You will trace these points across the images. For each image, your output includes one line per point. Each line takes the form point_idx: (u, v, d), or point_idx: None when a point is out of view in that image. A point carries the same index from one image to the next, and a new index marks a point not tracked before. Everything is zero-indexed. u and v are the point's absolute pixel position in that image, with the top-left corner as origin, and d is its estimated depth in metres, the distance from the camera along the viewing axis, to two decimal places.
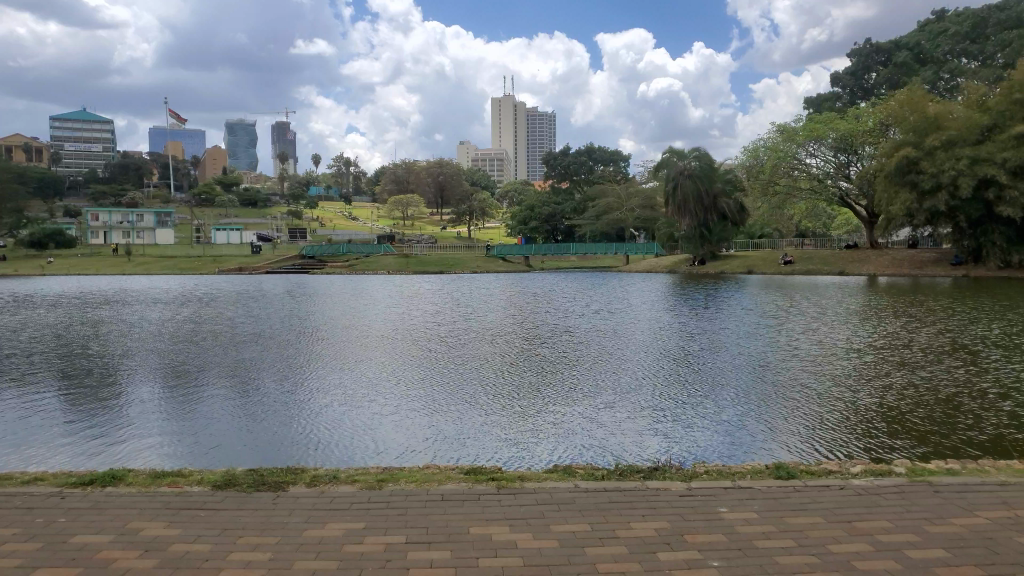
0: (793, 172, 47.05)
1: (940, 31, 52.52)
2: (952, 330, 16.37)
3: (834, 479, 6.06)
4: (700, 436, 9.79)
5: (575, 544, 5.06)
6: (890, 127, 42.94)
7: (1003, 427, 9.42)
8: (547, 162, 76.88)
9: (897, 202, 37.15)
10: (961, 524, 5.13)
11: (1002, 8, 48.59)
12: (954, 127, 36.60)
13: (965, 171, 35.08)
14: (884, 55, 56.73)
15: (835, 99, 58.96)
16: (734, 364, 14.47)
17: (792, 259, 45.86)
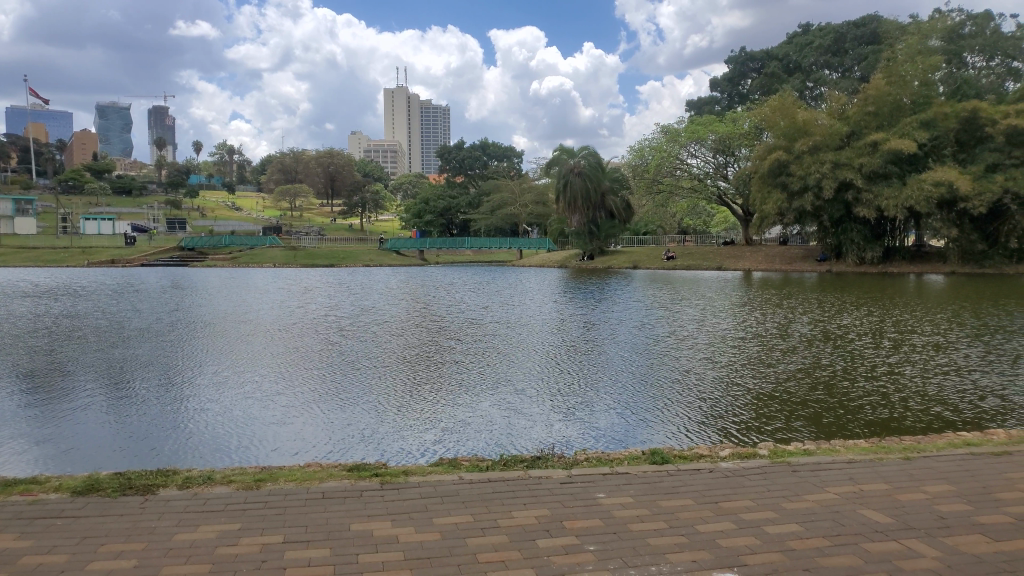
0: (676, 172, 48.83)
1: (805, 43, 55.10)
2: (826, 321, 17.62)
3: (704, 463, 6.40)
4: (597, 424, 10.07)
5: (457, 536, 5.10)
6: (763, 132, 45.64)
7: (878, 406, 10.23)
8: (441, 156, 75.58)
9: (770, 201, 39.92)
10: (814, 500, 5.57)
11: (859, 25, 52.65)
12: (819, 134, 39.29)
13: (828, 174, 37.79)
14: (758, 63, 60.15)
15: (714, 103, 61.85)
16: (628, 354, 14.96)
17: (675, 254, 47.86)
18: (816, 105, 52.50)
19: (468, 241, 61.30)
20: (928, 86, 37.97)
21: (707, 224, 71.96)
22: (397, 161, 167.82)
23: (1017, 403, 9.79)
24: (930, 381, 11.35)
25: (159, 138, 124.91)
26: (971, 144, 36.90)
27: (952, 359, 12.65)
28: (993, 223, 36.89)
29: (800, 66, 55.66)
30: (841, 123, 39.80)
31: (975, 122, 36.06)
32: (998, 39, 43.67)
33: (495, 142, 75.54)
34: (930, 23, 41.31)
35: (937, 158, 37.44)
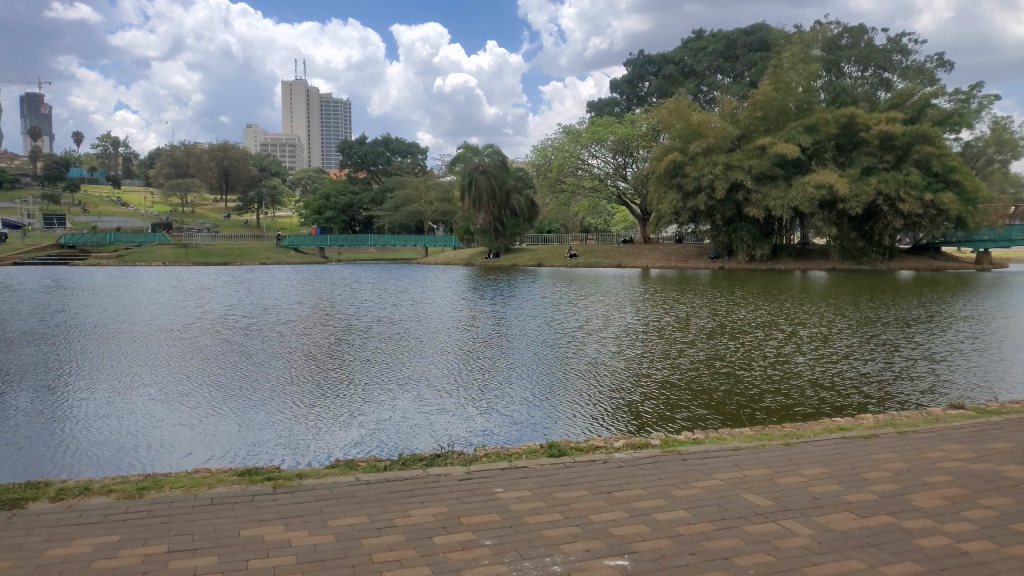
0: (578, 171, 49.80)
1: (699, 48, 57.17)
2: (724, 314, 18.41)
3: (599, 454, 6.56)
4: (509, 417, 10.16)
5: (352, 537, 5.02)
6: (660, 133, 47.57)
7: (778, 393, 10.81)
8: (341, 150, 73.75)
9: (666, 201, 41.07)
10: (701, 486, 5.82)
11: (748, 33, 55.17)
12: (712, 136, 40.97)
13: (720, 175, 39.54)
14: (655, 66, 60.86)
15: (614, 105, 62.78)
16: (537, 349, 15.14)
17: (577, 253, 48.71)
18: (710, 109, 54.53)
19: (372, 238, 60.11)
20: (810, 93, 40.51)
21: (608, 222, 73.56)
22: (297, 156, 162.55)
23: (897, 387, 10.54)
24: (821, 368, 12.08)
25: (32, 128, 116.29)
26: (849, 148, 39.83)
27: (841, 348, 13.52)
28: (869, 223, 40.06)
29: (695, 70, 57.68)
30: (732, 126, 41.68)
31: (853, 128, 39.06)
32: (871, 51, 47.53)
33: (399, 138, 74.89)
34: (811, 33, 43.54)
35: (819, 160, 39.98)
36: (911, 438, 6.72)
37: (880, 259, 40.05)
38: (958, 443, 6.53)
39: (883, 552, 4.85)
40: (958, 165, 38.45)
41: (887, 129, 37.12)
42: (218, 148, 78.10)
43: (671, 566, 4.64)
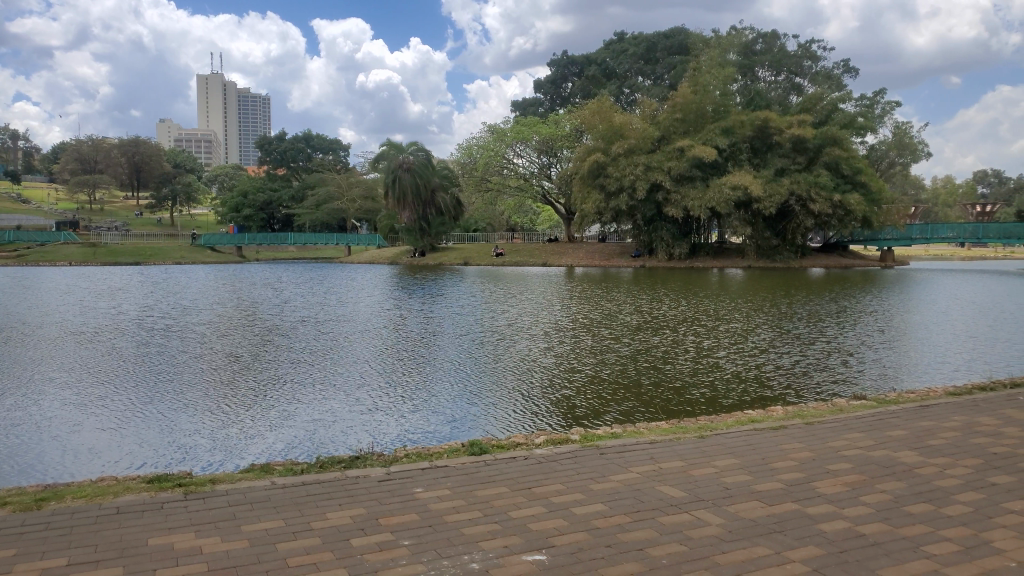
0: (503, 171, 50.07)
1: (621, 50, 57.99)
2: (648, 311, 18.85)
3: (519, 451, 6.62)
4: (439, 415, 10.18)
5: (266, 542, 4.92)
6: (583, 134, 48.47)
7: (704, 385, 11.14)
8: (261, 146, 71.57)
9: (589, 201, 41.78)
10: (618, 480, 5.94)
11: (668, 36, 56.57)
12: (633, 136, 41.81)
13: (641, 176, 40.43)
14: (577, 67, 61.72)
15: (537, 105, 63.03)
16: (465, 346, 15.19)
17: (503, 252, 48.89)
18: (632, 110, 55.45)
19: (292, 237, 58.69)
20: (727, 97, 42.21)
21: (533, 221, 74.03)
22: (214, 151, 156.73)
23: (812, 378, 11.04)
24: (741, 361, 12.55)
25: None
26: (763, 151, 41.49)
27: (760, 341, 14.06)
28: (782, 222, 41.77)
29: (616, 72, 58.46)
30: (653, 127, 42.62)
31: (766, 131, 40.91)
32: (783, 56, 49.43)
33: (320, 134, 73.25)
34: (727, 39, 45.00)
35: (735, 162, 41.32)
36: (817, 428, 7.05)
37: (792, 257, 41.79)
38: (860, 431, 6.89)
39: (787, 537, 5.07)
40: (864, 167, 40.24)
41: (799, 133, 39.13)
42: (128, 143, 74.26)
43: (588, 559, 4.72)
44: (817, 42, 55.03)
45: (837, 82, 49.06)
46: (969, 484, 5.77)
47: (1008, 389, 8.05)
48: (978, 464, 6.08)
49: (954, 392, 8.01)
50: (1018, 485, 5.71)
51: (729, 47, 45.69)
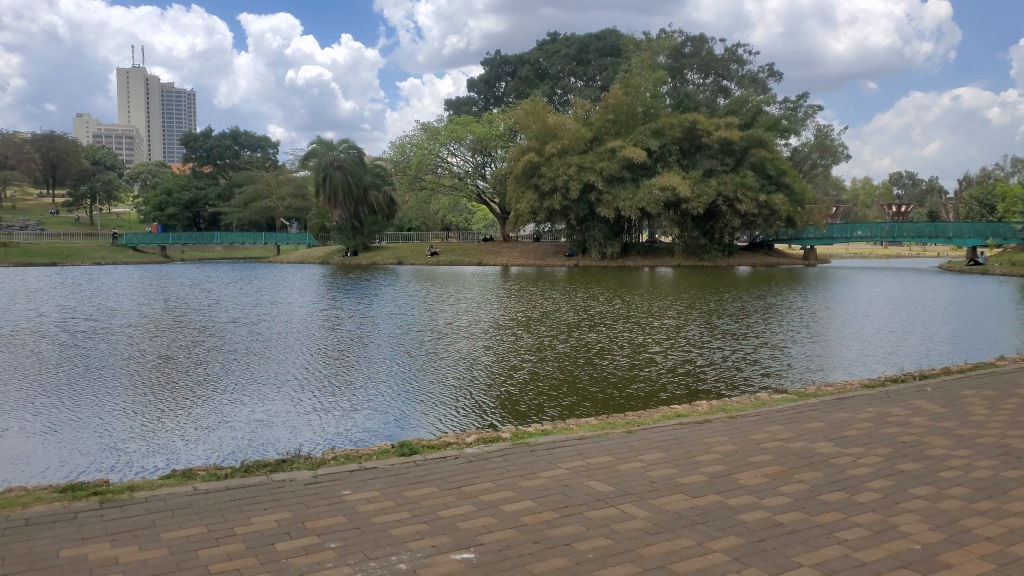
0: (438, 169, 49.88)
1: (553, 51, 58.36)
2: (586, 309, 19.12)
3: (450, 450, 6.62)
4: (382, 413, 10.12)
5: (187, 549, 4.78)
6: (517, 134, 48.69)
7: (642, 379, 11.39)
8: (185, 143, 69.39)
9: (523, 201, 42.00)
10: (547, 477, 6.01)
11: (600, 38, 57.11)
12: (567, 137, 42.22)
13: (574, 176, 40.87)
14: (511, 67, 61.63)
15: (472, 104, 62.36)
16: (406, 345, 15.10)
17: (438, 251, 48.68)
18: (565, 110, 55.97)
19: (218, 236, 58.43)
20: (657, 99, 42.97)
21: (467, 220, 73.80)
22: (136, 146, 150.49)
23: (746, 371, 11.39)
24: (677, 356, 12.86)
25: None
26: (692, 152, 42.78)
27: (693, 337, 14.46)
28: (710, 222, 43.22)
29: (549, 73, 58.77)
30: (585, 128, 43.18)
31: (694, 133, 41.96)
32: (711, 59, 50.95)
33: (248, 131, 71.47)
34: (657, 42, 45.81)
35: (665, 163, 42.30)
36: (739, 421, 7.28)
37: (720, 255, 43.13)
38: (780, 424, 7.15)
39: (709, 528, 5.22)
40: (788, 169, 41.90)
41: (726, 135, 40.25)
42: (42, 138, 70.89)
43: (516, 556, 4.77)
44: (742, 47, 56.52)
45: (762, 86, 51.30)
46: (879, 471, 6.06)
47: (916, 380, 8.50)
48: (888, 452, 6.39)
49: (869, 384, 8.42)
50: (923, 471, 6.03)
51: (658, 50, 46.29)
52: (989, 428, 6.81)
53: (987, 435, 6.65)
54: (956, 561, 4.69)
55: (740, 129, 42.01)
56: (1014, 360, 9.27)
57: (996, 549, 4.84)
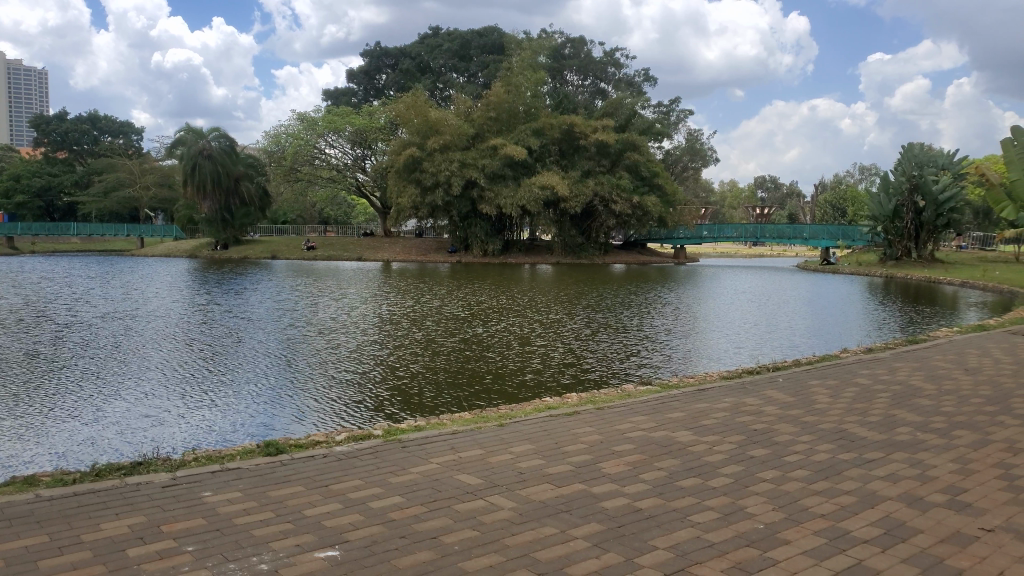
0: (315, 161, 48.82)
1: (435, 45, 57.47)
2: (471, 304, 19.31)
3: (318, 449, 6.54)
4: (279, 408, 9.91)
5: (26, 560, 4.48)
6: (398, 128, 48.17)
7: (532, 370, 11.68)
8: (36, 126, 64.68)
9: (405, 195, 41.31)
10: (417, 472, 6.05)
11: (481, 35, 57.16)
12: (448, 133, 41.91)
13: (455, 172, 40.92)
14: (392, 59, 60.11)
15: (350, 94, 60.52)
16: (293, 339, 14.75)
17: (314, 245, 47.71)
18: (446, 106, 55.98)
19: (76, 227, 56.02)
20: (537, 99, 43.95)
21: (347, 214, 72.11)
22: None
23: (629, 361, 11.86)
24: (563, 347, 13.28)
25: None
26: (570, 153, 44.13)
27: (577, 330, 14.94)
28: (587, 221, 44.88)
29: (431, 67, 57.83)
30: (467, 124, 43.22)
31: (572, 135, 43.45)
32: (589, 61, 52.63)
33: (108, 115, 67.38)
34: (538, 42, 46.43)
35: (544, 163, 43.62)
36: (606, 412, 7.59)
37: (596, 253, 44.95)
38: (643, 414, 7.51)
39: (573, 516, 5.43)
40: (660, 170, 44.36)
41: (602, 138, 41.64)
42: None
43: (381, 552, 4.77)
44: (619, 51, 58.35)
45: (637, 89, 54.65)
46: (732, 457, 6.47)
47: (770, 371, 9.14)
48: (740, 439, 6.85)
49: (727, 375, 8.99)
50: (770, 456, 6.50)
51: (537, 50, 45.98)
52: (828, 414, 7.43)
53: (827, 421, 7.25)
54: (794, 537, 5.11)
55: (615, 132, 43.54)
56: (855, 351, 10.17)
57: (829, 524, 5.30)
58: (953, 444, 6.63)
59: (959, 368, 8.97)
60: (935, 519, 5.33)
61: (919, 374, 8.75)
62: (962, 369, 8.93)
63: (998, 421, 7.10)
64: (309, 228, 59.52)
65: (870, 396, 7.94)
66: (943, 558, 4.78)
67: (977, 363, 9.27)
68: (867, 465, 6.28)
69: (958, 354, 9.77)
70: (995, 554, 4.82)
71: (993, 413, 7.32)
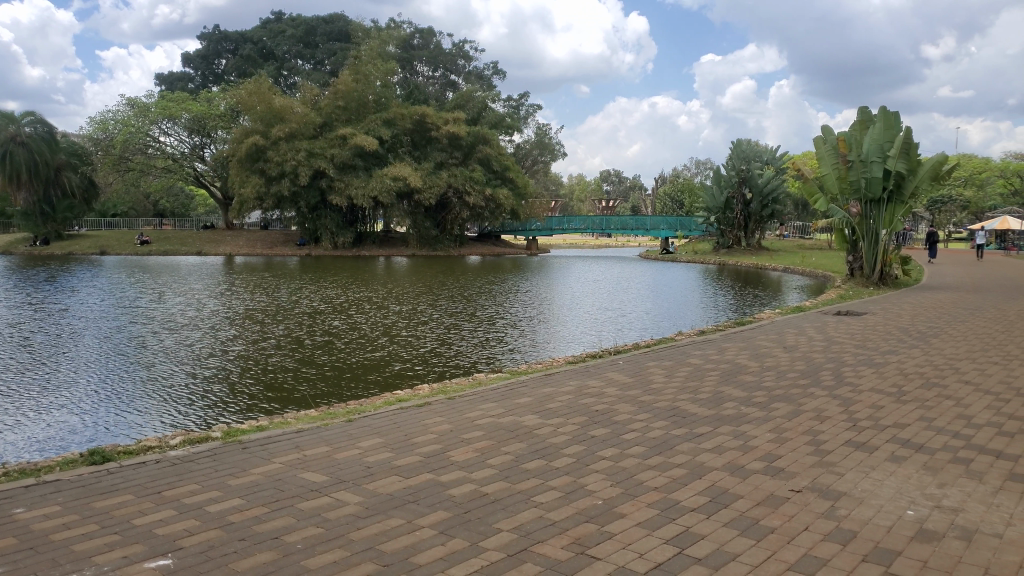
0: (148, 150, 45.88)
1: (278, 30, 55.15)
2: (330, 299, 18.92)
3: (150, 455, 6.21)
4: (142, 406, 9.44)
5: None
6: (240, 115, 46.13)
7: (404, 359, 11.76)
8: None
9: (248, 185, 39.54)
10: (260, 473, 5.90)
11: (327, 22, 55.31)
12: (294, 121, 40.57)
13: (303, 162, 39.68)
14: (232, 44, 56.84)
15: (186, 80, 57.26)
16: (145, 338, 13.86)
17: (149, 240, 44.80)
18: (292, 94, 54.53)
19: None
20: (387, 88, 43.85)
21: (186, 207, 67.91)
22: None
23: (496, 347, 12.18)
24: (432, 336, 13.45)
25: None
26: (422, 144, 44.28)
27: (445, 320, 15.13)
28: (441, 213, 45.30)
29: (274, 53, 55.54)
30: (314, 113, 41.97)
31: (424, 125, 43.46)
32: (439, 53, 52.70)
33: None
34: (388, 32, 46.12)
35: (396, 154, 43.60)
36: (457, 402, 7.71)
37: (451, 245, 45.55)
38: (492, 401, 7.71)
39: (420, 506, 5.49)
40: (511, 164, 45.86)
41: (453, 130, 42.30)
42: None
43: (219, 556, 4.62)
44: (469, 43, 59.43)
45: (486, 82, 55.87)
46: (575, 437, 6.79)
47: (612, 355, 9.61)
48: (583, 420, 7.19)
49: (573, 360, 9.36)
50: (610, 435, 6.87)
51: (387, 40, 46.98)
52: (663, 394, 7.94)
53: (662, 400, 7.74)
54: (629, 511, 5.44)
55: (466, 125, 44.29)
56: (688, 334, 10.88)
57: (660, 496, 5.69)
58: (770, 415, 7.30)
59: (778, 346, 9.88)
60: (753, 485, 5.86)
61: (745, 353, 9.53)
62: (780, 347, 9.83)
63: (809, 392, 7.90)
64: (143, 221, 56.90)
65: (701, 375, 8.57)
66: (758, 519, 5.27)
67: (794, 340, 10.24)
68: (697, 438, 6.79)
69: (778, 334, 10.74)
70: (801, 512, 5.37)
71: (805, 385, 8.15)
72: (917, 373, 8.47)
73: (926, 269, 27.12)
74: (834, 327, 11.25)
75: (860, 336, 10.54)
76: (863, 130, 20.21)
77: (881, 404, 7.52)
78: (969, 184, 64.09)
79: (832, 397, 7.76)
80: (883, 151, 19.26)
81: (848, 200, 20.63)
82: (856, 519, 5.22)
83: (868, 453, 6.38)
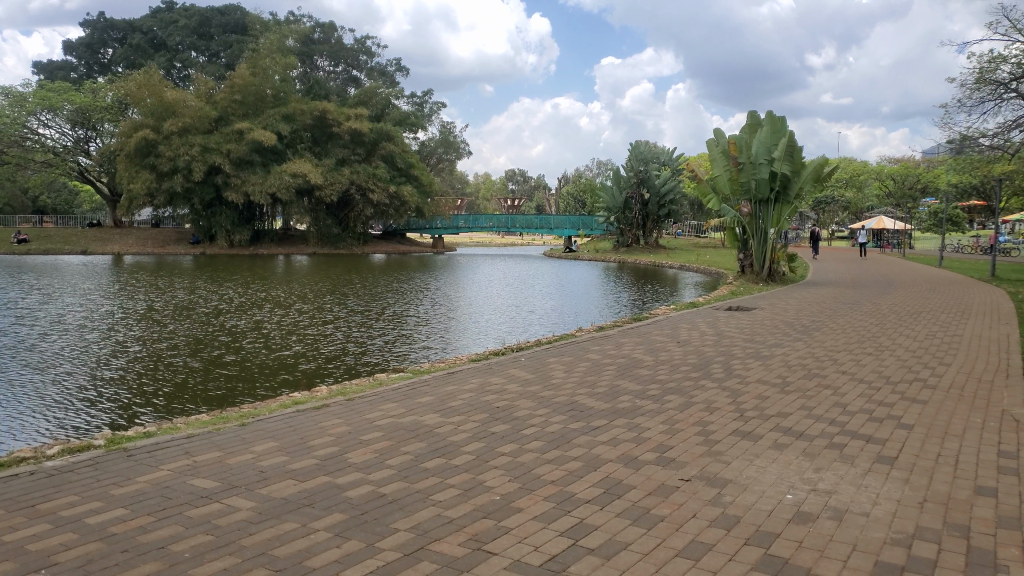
0: (25, 142, 43.01)
1: (170, 20, 52.19)
2: (233, 298, 18.36)
3: (23, 467, 5.91)
4: (35, 411, 8.98)
5: None
6: (128, 108, 44.43)
7: (315, 359, 11.59)
8: None
9: (138, 180, 37.67)
10: (145, 481, 5.71)
11: (223, 13, 53.26)
12: (188, 115, 38.82)
13: (197, 157, 38.08)
14: (119, 33, 53.93)
15: (68, 70, 54.05)
16: (35, 340, 13.09)
17: (28, 238, 42.03)
18: (185, 87, 52.38)
19: None
20: (286, 83, 42.67)
21: (68, 202, 63.95)
22: None
23: (408, 345, 12.20)
24: (341, 335, 13.32)
25: None
26: (323, 140, 43.71)
27: (355, 318, 14.99)
28: (343, 210, 44.79)
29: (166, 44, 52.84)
30: (209, 107, 40.23)
31: (325, 122, 42.79)
32: (341, 48, 51.81)
33: None
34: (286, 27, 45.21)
35: (294, 150, 42.83)
36: (356, 403, 7.67)
37: (354, 243, 44.66)
38: (393, 401, 7.71)
39: (316, 508, 5.45)
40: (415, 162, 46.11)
41: (355, 126, 41.86)
42: None
43: (97, 570, 4.44)
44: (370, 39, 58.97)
45: (388, 78, 55.72)
46: (474, 435, 6.87)
47: (512, 352, 9.74)
48: (483, 417, 7.29)
49: (475, 357, 9.46)
50: (510, 431, 6.99)
51: (286, 33, 45.80)
52: (562, 388, 8.15)
53: (561, 395, 7.95)
54: (525, 505, 5.56)
55: (370, 122, 43.96)
56: (588, 330, 11.17)
57: (557, 489, 5.85)
58: (663, 407, 7.61)
59: (672, 341, 10.30)
60: (645, 475, 6.10)
61: (639, 348, 9.87)
62: (674, 341, 10.26)
63: (700, 384, 8.28)
64: (20, 219, 53.46)
65: (598, 370, 8.83)
66: (649, 509, 5.49)
67: (687, 335, 10.68)
68: (593, 432, 7.00)
69: (672, 328, 11.19)
70: (690, 500, 5.63)
71: (696, 378, 8.54)
72: (800, 364, 9.03)
73: (812, 265, 28.75)
74: (725, 322, 11.81)
75: (748, 330, 11.09)
76: (752, 133, 21.12)
77: (766, 394, 7.96)
78: (850, 186, 68.31)
79: (721, 388, 8.16)
80: (770, 153, 20.26)
81: (739, 200, 21.45)
82: (741, 505, 5.52)
83: (752, 442, 6.75)
